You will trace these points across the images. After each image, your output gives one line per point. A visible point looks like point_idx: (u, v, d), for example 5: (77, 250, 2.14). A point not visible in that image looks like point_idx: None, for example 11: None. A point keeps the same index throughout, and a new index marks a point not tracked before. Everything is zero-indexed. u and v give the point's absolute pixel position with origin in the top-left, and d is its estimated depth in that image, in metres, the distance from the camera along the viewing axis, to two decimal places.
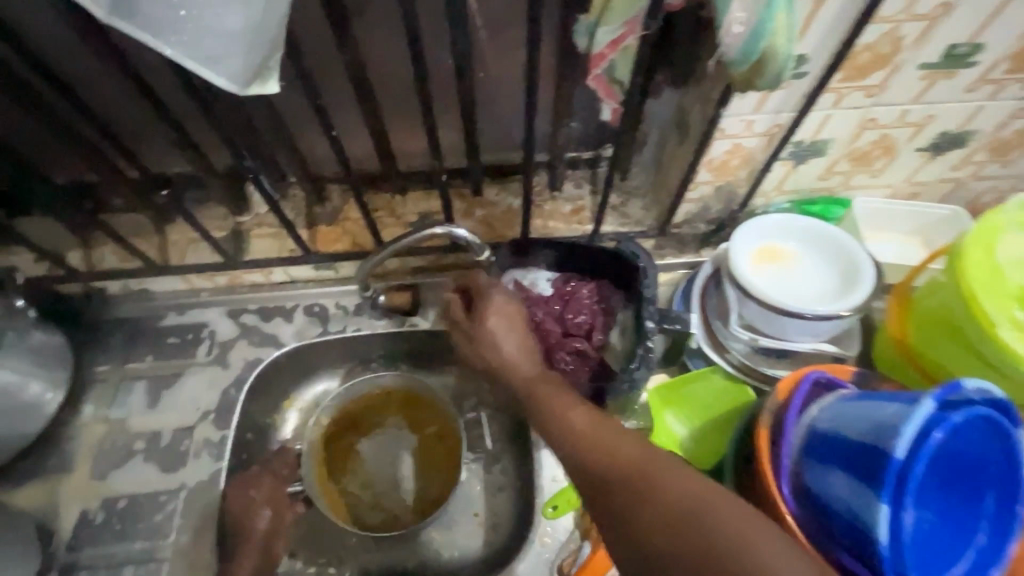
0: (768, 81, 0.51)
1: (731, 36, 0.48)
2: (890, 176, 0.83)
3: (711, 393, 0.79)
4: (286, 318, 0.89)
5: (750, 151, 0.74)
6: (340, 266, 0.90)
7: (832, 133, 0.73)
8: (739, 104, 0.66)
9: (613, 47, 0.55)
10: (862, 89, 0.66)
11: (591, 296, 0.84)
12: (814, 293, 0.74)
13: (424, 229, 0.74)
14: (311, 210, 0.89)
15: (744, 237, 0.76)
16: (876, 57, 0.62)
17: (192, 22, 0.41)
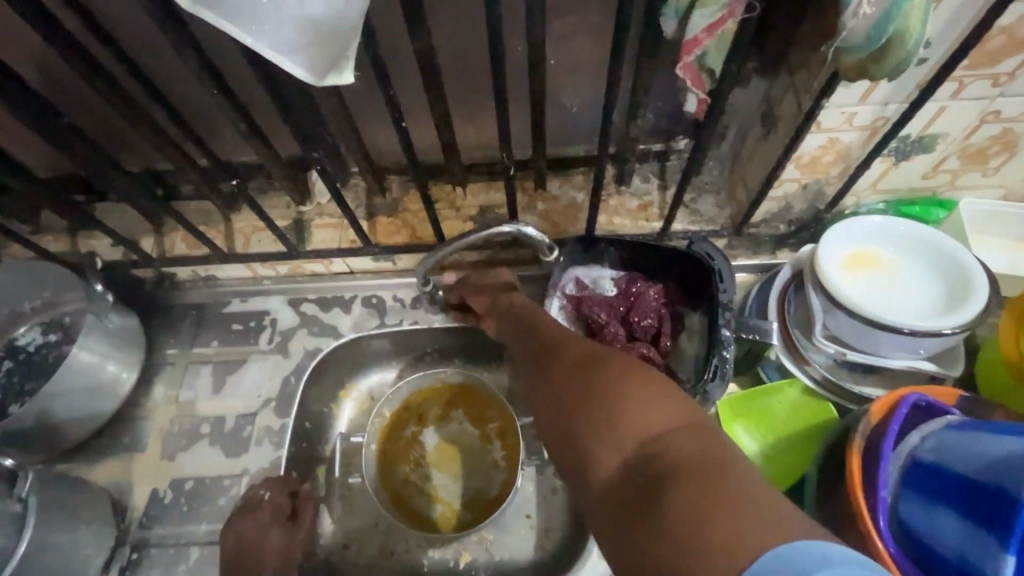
0: (887, 70, 0.46)
1: (859, 17, 0.42)
2: (1005, 175, 0.74)
3: (787, 408, 0.74)
4: (345, 309, 0.91)
5: (847, 147, 0.68)
6: (398, 258, 0.89)
7: (945, 127, 0.65)
8: (841, 95, 0.60)
9: (709, 32, 0.50)
10: (989, 77, 0.58)
11: (657, 298, 0.79)
12: (914, 306, 0.67)
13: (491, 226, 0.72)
14: (371, 200, 0.88)
15: (836, 240, 0.69)
16: (1011, 42, 0.54)
17: (275, 10, 0.39)
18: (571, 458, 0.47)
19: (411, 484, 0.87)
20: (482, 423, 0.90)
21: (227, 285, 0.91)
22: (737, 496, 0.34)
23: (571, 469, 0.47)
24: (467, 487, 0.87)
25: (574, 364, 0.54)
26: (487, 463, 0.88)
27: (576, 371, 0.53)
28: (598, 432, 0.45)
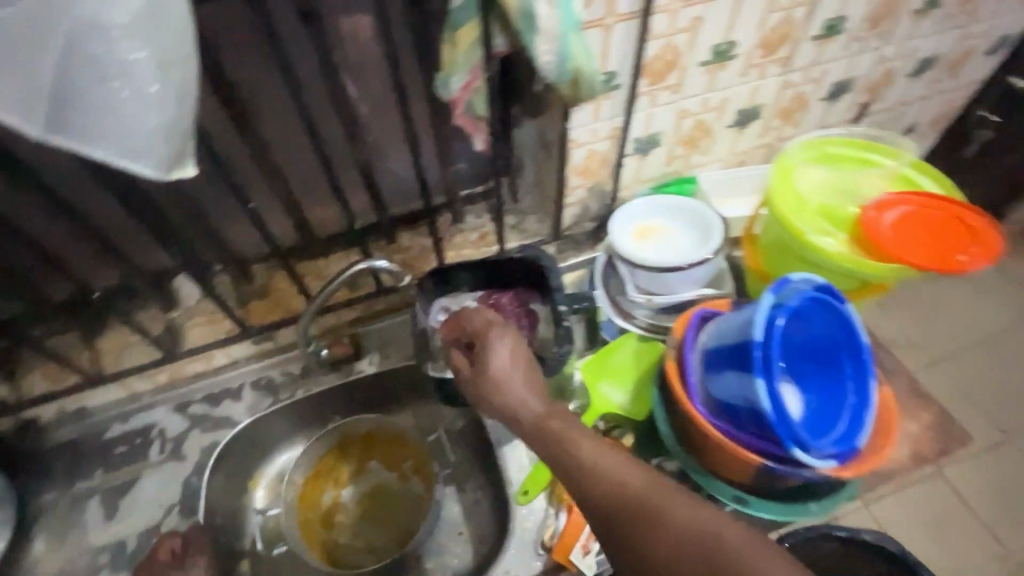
0: (582, 90, 0.68)
1: (547, 66, 0.63)
2: (717, 152, 1.04)
3: (633, 356, 0.92)
4: (235, 399, 0.93)
5: (603, 153, 0.92)
6: (278, 335, 0.95)
7: (659, 127, 0.92)
8: (579, 118, 0.83)
9: (465, 90, 0.69)
10: (666, 88, 0.85)
11: (512, 302, 0.95)
12: (685, 250, 0.89)
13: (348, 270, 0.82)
14: (240, 290, 0.95)
15: (620, 221, 0.92)
16: (665, 64, 0.81)
17: (114, 127, 0.49)
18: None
19: (341, 544, 0.90)
20: (397, 464, 0.95)
21: (102, 411, 0.90)
22: None
23: None
24: (396, 529, 0.91)
25: (610, 500, 0.52)
26: (411, 500, 0.93)
27: (619, 515, 0.51)
28: None
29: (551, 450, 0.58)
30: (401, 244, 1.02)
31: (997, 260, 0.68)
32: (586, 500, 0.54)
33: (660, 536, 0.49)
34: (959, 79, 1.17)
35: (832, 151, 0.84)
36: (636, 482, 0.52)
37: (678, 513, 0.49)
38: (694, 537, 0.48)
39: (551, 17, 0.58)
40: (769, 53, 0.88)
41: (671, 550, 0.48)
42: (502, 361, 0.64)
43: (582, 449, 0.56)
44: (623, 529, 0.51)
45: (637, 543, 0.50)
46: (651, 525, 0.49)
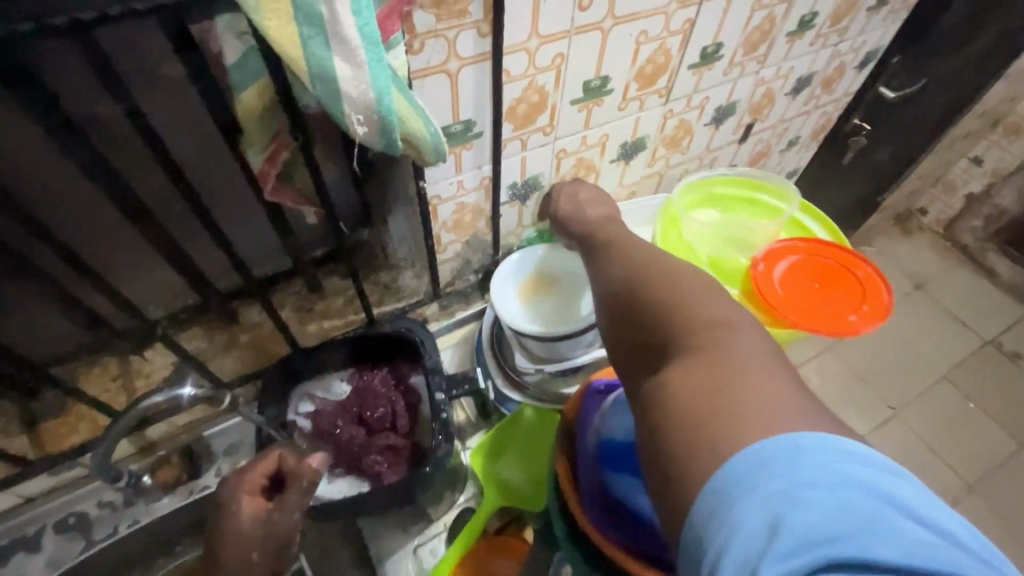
0: (419, 148, 0.54)
1: (363, 134, 0.48)
2: (604, 187, 0.96)
3: (527, 431, 0.81)
4: (33, 549, 0.73)
5: (475, 205, 0.80)
6: (85, 459, 0.75)
7: (536, 170, 0.81)
8: (437, 173, 0.70)
9: (272, 164, 0.53)
10: (538, 130, 0.75)
11: (384, 384, 0.81)
12: (572, 311, 0.80)
13: (139, 401, 0.59)
14: (25, 409, 0.73)
15: (500, 283, 0.81)
16: (532, 106, 0.70)
17: None
18: (708, 329, 0.44)
19: None
20: None
21: None
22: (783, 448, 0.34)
23: (686, 335, 0.44)
24: None
25: (677, 317, 0.46)
26: None
27: (679, 317, 0.46)
28: (704, 343, 0.42)
29: (635, 277, 0.55)
30: (247, 320, 0.84)
31: (883, 320, 0.64)
32: (631, 306, 0.52)
33: (703, 360, 0.41)
34: (835, 93, 1.17)
35: (717, 192, 0.78)
36: (732, 329, 0.43)
37: (741, 345, 0.41)
38: (737, 384, 0.38)
39: (358, 80, 0.45)
40: (646, 85, 0.80)
41: (701, 373, 0.40)
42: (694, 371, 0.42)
43: (668, 275, 0.52)
44: (681, 325, 0.45)
45: (679, 319, 0.46)
46: (712, 345, 0.42)
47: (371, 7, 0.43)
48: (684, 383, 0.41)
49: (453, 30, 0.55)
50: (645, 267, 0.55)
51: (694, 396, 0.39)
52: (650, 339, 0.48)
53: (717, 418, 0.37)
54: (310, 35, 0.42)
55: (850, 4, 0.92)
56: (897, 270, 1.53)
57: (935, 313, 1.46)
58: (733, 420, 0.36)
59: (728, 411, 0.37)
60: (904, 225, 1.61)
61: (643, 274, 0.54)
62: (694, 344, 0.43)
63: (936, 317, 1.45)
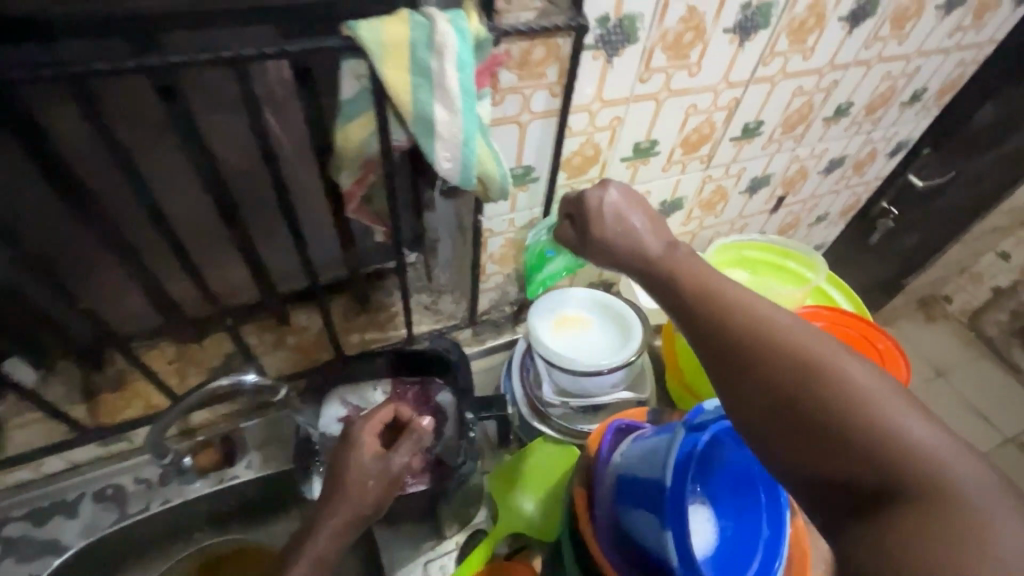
0: (489, 187, 0.61)
1: (445, 170, 0.55)
2: None
3: (546, 464, 0.84)
4: (69, 514, 0.76)
5: (522, 242, 0.86)
6: (132, 433, 0.80)
7: (581, 216, 0.88)
8: (494, 209, 0.77)
9: (359, 186, 0.61)
10: (588, 180, 0.82)
11: (416, 398, 0.86)
12: (603, 348, 0.84)
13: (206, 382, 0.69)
14: (88, 379, 0.80)
15: (539, 318, 0.86)
16: (586, 159, 0.77)
17: None
18: (855, 420, 0.38)
19: None
20: None
21: None
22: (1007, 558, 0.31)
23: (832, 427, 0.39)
24: None
25: (785, 361, 0.42)
26: None
27: (814, 399, 0.40)
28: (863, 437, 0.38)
29: (691, 297, 0.49)
30: (296, 324, 0.90)
31: (902, 389, 0.67)
32: (715, 338, 0.46)
33: (880, 464, 0.37)
34: (865, 176, 1.23)
35: (748, 256, 0.84)
36: (848, 372, 0.41)
37: (870, 389, 0.39)
38: (930, 501, 0.35)
39: (452, 124, 0.52)
40: (691, 151, 0.87)
41: (850, 423, 0.38)
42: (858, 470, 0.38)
43: (736, 308, 0.46)
44: (820, 404, 0.40)
45: (809, 392, 0.40)
46: (845, 395, 0.39)
47: (471, 65, 0.50)
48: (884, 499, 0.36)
49: (530, 88, 0.63)
50: (696, 289, 0.49)
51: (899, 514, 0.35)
52: (744, 378, 0.44)
53: (939, 542, 0.33)
54: (418, 84, 0.50)
55: (884, 97, 0.99)
56: (915, 357, 1.52)
57: (958, 404, 1.46)
58: (906, 485, 0.36)
59: (948, 541, 0.33)
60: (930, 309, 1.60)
61: (706, 294, 0.48)
62: (851, 441, 0.38)
63: (963, 411, 1.44)
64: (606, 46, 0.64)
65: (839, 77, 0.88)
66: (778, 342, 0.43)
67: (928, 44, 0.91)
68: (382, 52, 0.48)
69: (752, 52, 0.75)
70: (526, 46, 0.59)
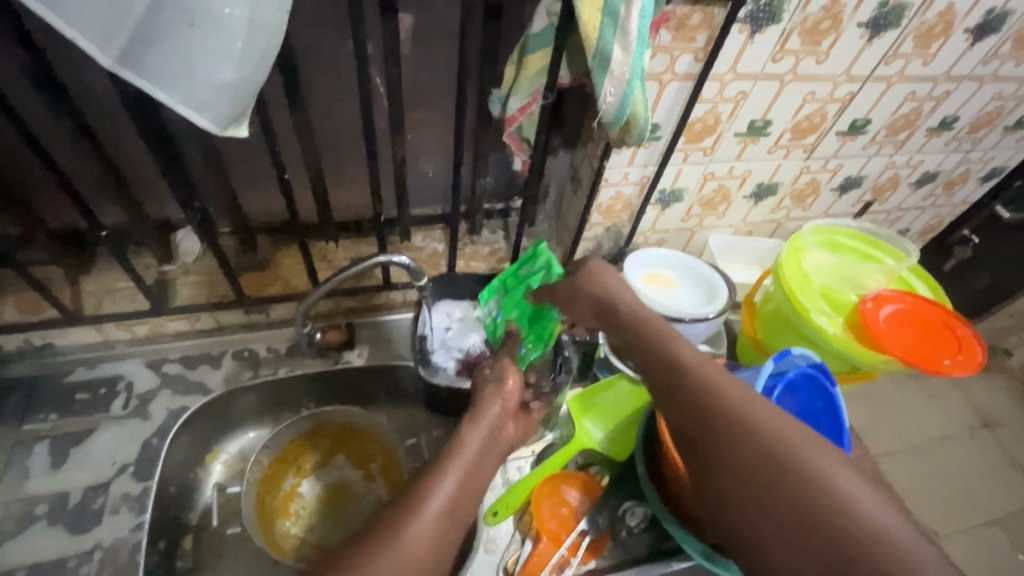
0: (633, 130, 0.70)
1: (607, 104, 0.65)
2: (730, 218, 1.08)
3: (620, 397, 0.91)
4: (214, 365, 0.90)
5: (628, 198, 0.95)
6: (271, 309, 0.93)
7: (684, 183, 0.96)
8: (616, 160, 0.86)
9: (522, 111, 0.70)
10: (701, 149, 0.90)
11: None
12: (687, 304, 0.93)
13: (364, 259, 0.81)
14: (242, 257, 0.94)
15: (633, 268, 0.96)
16: (705, 127, 0.86)
17: (189, 73, 0.48)
18: (730, 426, 0.52)
19: (292, 534, 0.87)
20: (364, 463, 0.94)
21: (71, 352, 0.85)
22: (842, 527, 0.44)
23: (713, 434, 0.53)
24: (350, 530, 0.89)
25: (722, 420, 0.53)
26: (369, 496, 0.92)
27: (712, 408, 0.54)
28: (734, 440, 0.51)
29: (672, 371, 0.58)
30: (413, 243, 1.02)
31: (975, 370, 0.73)
32: (687, 402, 0.56)
33: (758, 462, 0.49)
34: (952, 198, 1.26)
35: (839, 241, 0.89)
36: (789, 440, 0.50)
37: (804, 454, 0.48)
38: (790, 475, 0.48)
39: (623, 63, 0.61)
40: (798, 138, 0.94)
41: (799, 503, 0.46)
42: (733, 461, 0.51)
43: (707, 369, 0.57)
44: (709, 416, 0.54)
45: (706, 410, 0.54)
46: (763, 452, 0.49)
47: (649, 14, 0.59)
48: (754, 486, 0.49)
49: (679, 50, 0.72)
50: (677, 365, 0.59)
51: (772, 493, 0.48)
52: (714, 448, 0.52)
53: (798, 514, 0.46)
54: (606, 24, 0.59)
55: (990, 117, 1.03)
56: (969, 402, 1.53)
57: (998, 458, 1.45)
58: (854, 557, 0.42)
59: (805, 515, 0.46)
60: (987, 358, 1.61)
61: (681, 367, 0.58)
62: (732, 442, 0.51)
63: (1000, 464, 1.43)
64: (752, 22, 0.72)
65: (950, 89, 0.93)
66: (686, 375, 0.57)
67: None
68: None
69: (878, 49, 0.81)
70: (687, 11, 0.67)
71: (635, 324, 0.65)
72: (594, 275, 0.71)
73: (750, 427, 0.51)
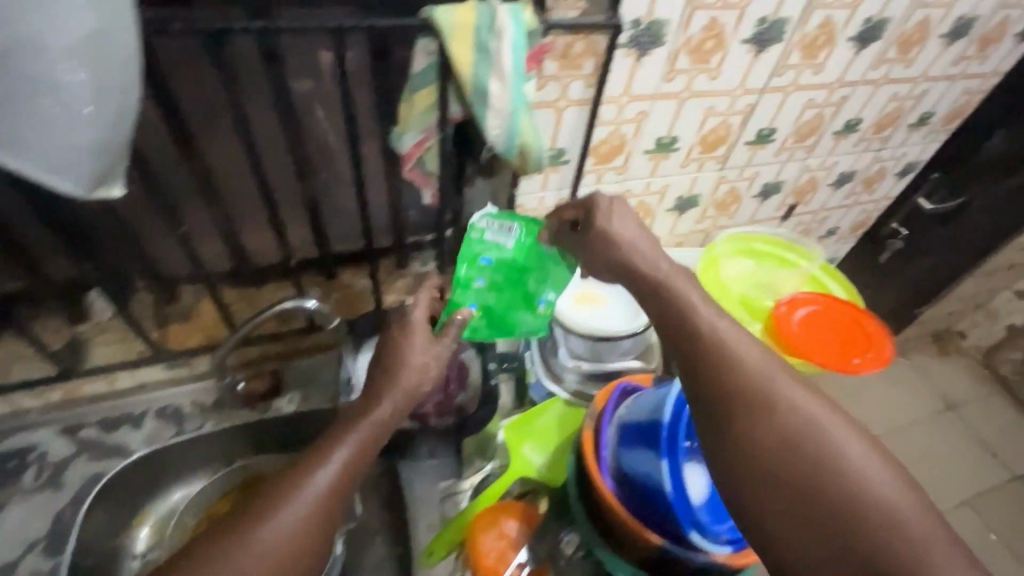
0: (529, 159, 0.69)
1: (493, 136, 0.65)
2: (657, 231, 1.10)
3: (555, 420, 0.91)
4: (134, 425, 0.87)
5: (549, 221, 0.95)
6: (194, 361, 0.91)
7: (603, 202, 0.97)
8: (527, 185, 0.87)
9: (417, 147, 0.71)
10: (612, 168, 0.91)
11: None
12: (616, 321, 0.94)
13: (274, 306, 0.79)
14: (160, 310, 0.92)
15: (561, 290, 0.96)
16: (612, 147, 0.87)
17: (40, 141, 0.47)
18: (761, 405, 0.53)
19: None
20: None
21: None
22: (861, 506, 0.47)
23: (745, 410, 0.53)
24: None
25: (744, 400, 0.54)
26: None
27: (742, 383, 0.55)
28: (766, 416, 0.53)
29: (698, 345, 0.57)
30: (340, 281, 1.01)
31: (885, 366, 0.75)
32: (717, 380, 0.56)
33: (786, 440, 0.51)
34: (874, 195, 1.30)
35: (756, 247, 0.91)
36: (804, 426, 0.52)
37: (829, 433, 0.51)
38: (816, 452, 0.50)
39: (502, 97, 0.62)
40: (708, 150, 0.96)
41: (811, 482, 0.49)
42: (761, 434, 0.52)
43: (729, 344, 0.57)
44: (739, 392, 0.54)
45: (737, 386, 0.55)
46: (790, 431, 0.52)
47: (523, 49, 0.61)
48: (779, 463, 0.51)
49: (569, 77, 0.74)
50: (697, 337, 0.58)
51: (794, 469, 0.50)
52: (725, 422, 0.54)
53: (821, 492, 0.49)
54: (478, 61, 0.60)
55: (892, 117, 1.08)
56: (932, 387, 1.64)
57: (964, 436, 1.56)
58: (873, 541, 0.46)
59: (832, 490, 0.48)
60: (944, 343, 1.72)
61: (707, 344, 0.57)
62: (761, 419, 0.53)
63: (964, 443, 1.55)
64: (636, 46, 0.74)
65: (847, 94, 0.97)
66: (715, 350, 0.56)
67: (933, 69, 1.00)
68: (452, 33, 0.59)
69: (767, 63, 0.84)
70: (569, 41, 0.69)
71: (645, 283, 0.64)
72: (607, 234, 0.67)
73: (780, 404, 0.53)
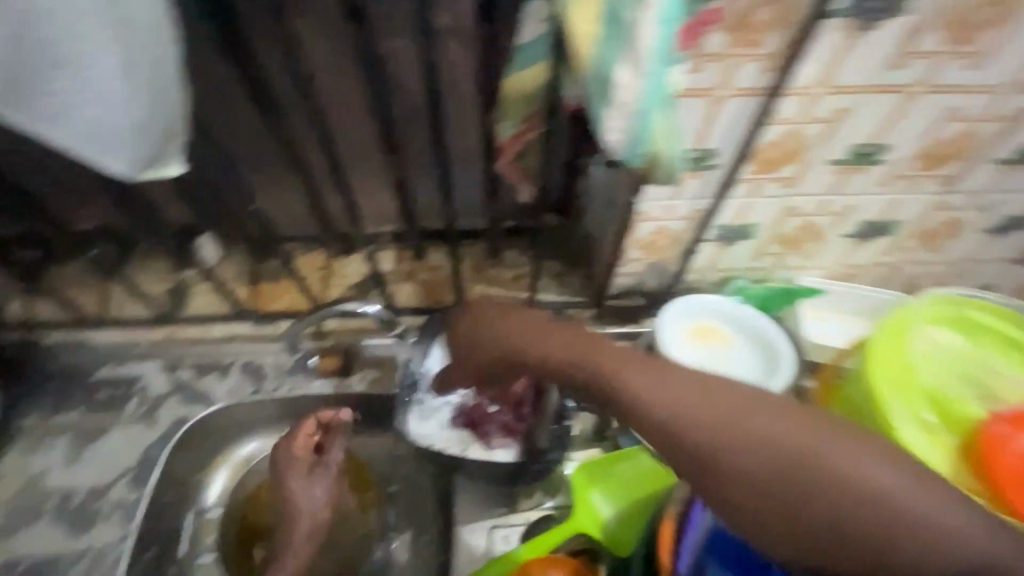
0: (657, 173, 0.51)
1: (611, 139, 0.48)
2: (822, 259, 0.84)
3: (636, 475, 0.78)
4: (221, 375, 0.89)
5: (676, 233, 0.76)
6: (279, 324, 0.91)
7: (756, 218, 0.74)
8: (656, 191, 0.68)
9: (517, 139, 0.56)
10: (778, 179, 0.68)
11: (524, 365, 0.83)
12: (739, 375, 0.74)
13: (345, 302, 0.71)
14: (255, 268, 0.92)
15: (677, 317, 0.78)
16: (783, 153, 0.64)
17: (83, 118, 0.43)
18: (766, 451, 0.47)
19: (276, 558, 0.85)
20: (361, 491, 0.90)
21: (97, 349, 0.89)
22: (928, 551, 0.42)
23: (714, 473, 0.48)
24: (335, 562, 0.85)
25: (686, 407, 0.50)
26: (359, 531, 0.87)
27: (721, 425, 0.49)
28: (738, 468, 0.47)
29: (698, 450, 0.49)
30: (428, 262, 0.94)
31: None
32: (703, 456, 0.49)
33: (789, 479, 0.46)
34: None
35: (973, 319, 0.68)
36: (759, 416, 0.48)
37: (837, 459, 0.45)
38: (849, 502, 0.44)
39: (632, 88, 0.44)
40: (930, 167, 0.67)
41: (818, 479, 0.45)
42: (739, 487, 0.47)
43: (633, 367, 0.55)
44: (719, 453, 0.48)
45: (720, 448, 0.48)
46: (775, 464, 0.46)
47: (676, 20, 0.41)
48: (812, 526, 0.45)
49: (736, 59, 0.52)
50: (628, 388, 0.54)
51: (832, 540, 0.45)
52: (730, 505, 0.49)
53: (891, 548, 0.43)
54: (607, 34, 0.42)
55: None
56: None
57: None
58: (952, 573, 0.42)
59: (888, 552, 0.43)
60: None
61: (682, 434, 0.50)
62: (766, 489, 0.46)
63: None
64: (859, 14, 0.50)
65: None
66: (705, 427, 0.49)
67: None
68: None
69: None
70: (751, 4, 0.48)
71: (621, 400, 0.55)
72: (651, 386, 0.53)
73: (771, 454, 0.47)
